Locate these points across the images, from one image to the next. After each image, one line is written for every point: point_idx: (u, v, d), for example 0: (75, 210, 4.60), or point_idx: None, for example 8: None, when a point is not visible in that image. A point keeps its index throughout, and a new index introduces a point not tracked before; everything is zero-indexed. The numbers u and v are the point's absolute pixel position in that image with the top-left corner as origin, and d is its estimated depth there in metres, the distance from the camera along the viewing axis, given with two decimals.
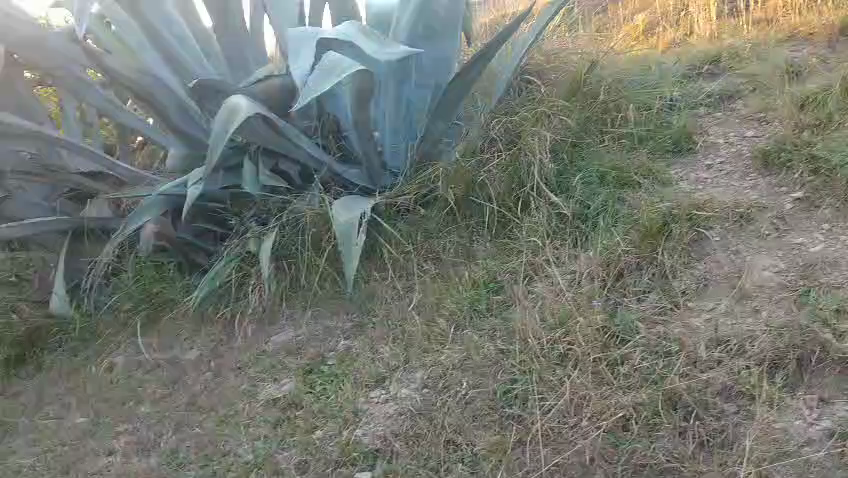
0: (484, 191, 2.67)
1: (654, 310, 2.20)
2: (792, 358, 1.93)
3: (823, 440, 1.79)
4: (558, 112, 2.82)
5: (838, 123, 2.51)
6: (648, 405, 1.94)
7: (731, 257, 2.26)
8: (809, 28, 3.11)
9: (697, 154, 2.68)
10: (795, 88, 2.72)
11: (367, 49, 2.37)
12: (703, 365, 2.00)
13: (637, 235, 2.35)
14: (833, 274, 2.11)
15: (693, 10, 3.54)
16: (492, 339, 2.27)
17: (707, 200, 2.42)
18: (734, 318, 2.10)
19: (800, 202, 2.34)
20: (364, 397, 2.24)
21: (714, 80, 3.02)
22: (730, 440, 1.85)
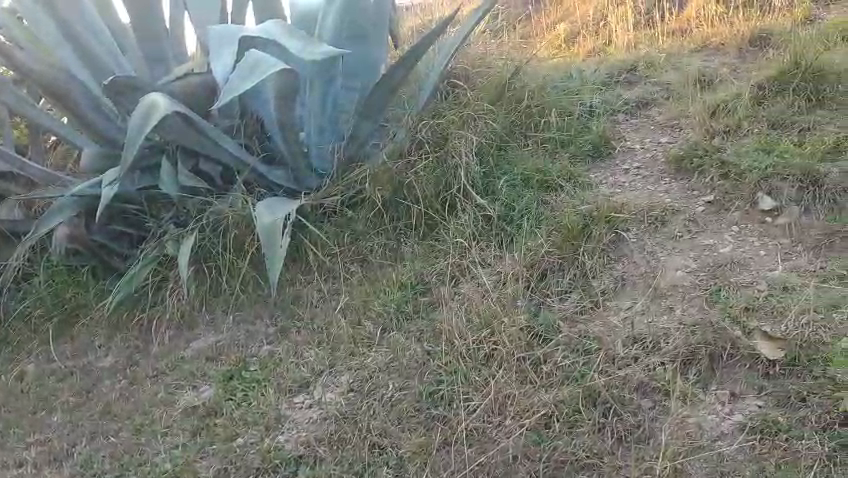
0: (411, 193, 2.67)
1: (575, 309, 2.26)
2: (704, 354, 2.01)
3: (734, 434, 1.86)
4: (484, 115, 2.85)
5: (745, 130, 2.63)
6: (569, 402, 1.98)
7: (647, 257, 2.34)
8: (721, 38, 3.25)
9: (615, 159, 2.77)
10: (707, 96, 2.84)
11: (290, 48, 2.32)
12: (621, 363, 2.06)
13: (559, 237, 2.41)
14: (743, 274, 2.20)
15: (611, 20, 3.65)
16: (418, 341, 2.28)
17: (625, 202, 2.50)
18: (650, 316, 2.17)
19: (711, 204, 2.44)
20: (287, 402, 2.21)
21: (632, 87, 3.12)
22: (646, 435, 1.91)
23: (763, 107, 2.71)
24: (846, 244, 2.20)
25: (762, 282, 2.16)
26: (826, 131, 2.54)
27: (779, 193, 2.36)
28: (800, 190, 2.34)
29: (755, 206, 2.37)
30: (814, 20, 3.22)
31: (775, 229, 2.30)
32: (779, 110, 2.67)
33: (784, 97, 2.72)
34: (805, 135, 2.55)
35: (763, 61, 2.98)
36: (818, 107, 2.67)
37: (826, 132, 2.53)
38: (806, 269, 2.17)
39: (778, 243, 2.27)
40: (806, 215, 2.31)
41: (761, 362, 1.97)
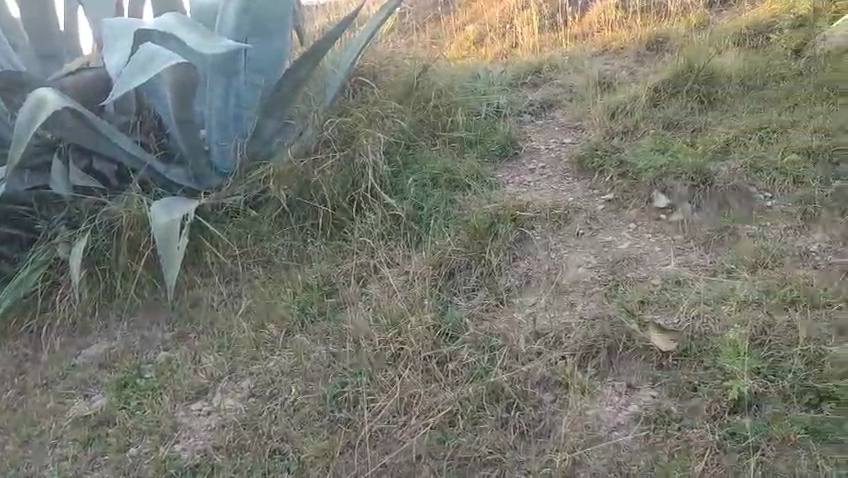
0: (317, 192, 2.63)
1: (481, 307, 2.27)
2: (603, 348, 2.05)
3: (630, 424, 1.89)
4: (392, 114, 2.85)
5: (642, 131, 2.73)
6: (473, 399, 1.99)
7: (550, 255, 2.39)
8: (620, 42, 3.36)
9: (521, 158, 2.82)
10: (607, 98, 2.93)
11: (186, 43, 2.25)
12: (524, 358, 2.08)
13: (466, 235, 2.43)
14: (639, 269, 2.28)
15: (517, 23, 3.73)
16: (323, 343, 2.24)
17: (529, 201, 2.55)
18: (553, 311, 2.22)
19: (611, 203, 2.52)
20: (185, 409, 2.13)
21: (537, 88, 3.19)
22: (548, 428, 1.93)
23: (659, 109, 2.82)
24: (734, 239, 2.28)
25: (657, 277, 2.23)
26: (716, 132, 2.64)
27: (672, 191, 2.45)
28: (691, 189, 2.43)
29: (650, 203, 2.46)
30: (706, 26, 3.36)
31: (668, 226, 2.39)
32: (673, 111, 2.78)
33: (679, 98, 2.84)
34: (697, 135, 2.65)
35: (659, 65, 3.10)
36: (708, 108, 2.79)
37: (716, 133, 2.63)
38: (698, 263, 2.25)
39: (672, 239, 2.35)
40: (697, 213, 2.40)
41: (655, 353, 2.02)
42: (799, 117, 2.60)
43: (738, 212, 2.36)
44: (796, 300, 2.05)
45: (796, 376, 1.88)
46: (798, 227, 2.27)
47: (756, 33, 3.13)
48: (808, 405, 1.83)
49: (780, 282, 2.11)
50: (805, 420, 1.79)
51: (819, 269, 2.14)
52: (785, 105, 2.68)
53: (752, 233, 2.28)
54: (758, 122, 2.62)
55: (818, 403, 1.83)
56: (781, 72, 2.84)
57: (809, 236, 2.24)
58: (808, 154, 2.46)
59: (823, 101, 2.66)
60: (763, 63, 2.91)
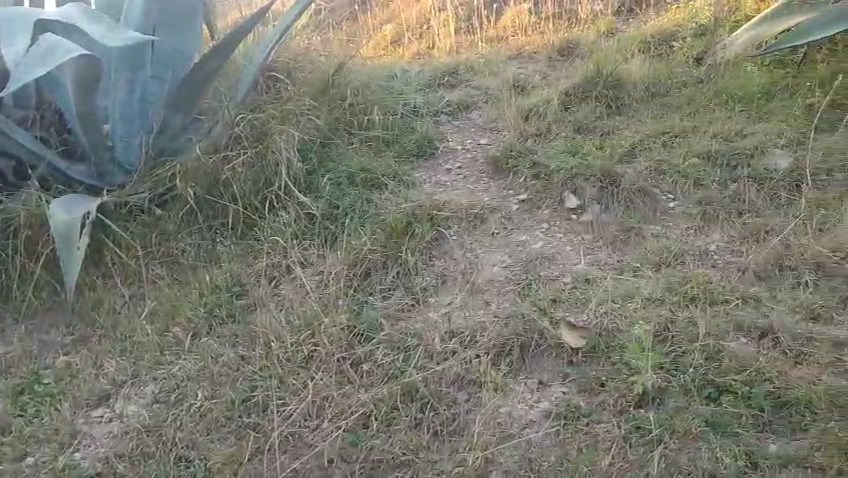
0: (228, 191, 2.56)
1: (397, 307, 2.26)
2: (517, 345, 2.08)
3: (541, 421, 1.92)
4: (307, 111, 2.82)
5: (554, 133, 2.79)
6: (387, 400, 1.98)
7: (466, 254, 2.40)
8: (534, 46, 3.43)
9: (438, 158, 2.83)
10: (521, 101, 2.99)
11: (95, 34, 2.12)
12: (439, 357, 2.09)
13: (383, 234, 2.42)
14: (551, 268, 2.32)
15: (434, 25, 3.74)
16: (233, 346, 2.18)
17: (445, 201, 2.55)
18: (468, 310, 2.23)
19: (524, 203, 2.56)
20: (85, 416, 2.03)
21: (453, 89, 3.21)
22: (461, 427, 1.94)
23: (571, 112, 2.90)
24: (639, 240, 2.36)
25: (568, 275, 2.28)
26: (624, 135, 2.72)
27: (583, 191, 2.51)
28: (601, 190, 2.50)
29: (562, 204, 2.52)
30: (614, 33, 3.47)
31: (579, 225, 2.45)
32: (584, 115, 2.86)
33: (588, 102, 2.93)
34: (606, 138, 2.74)
35: (570, 69, 3.18)
36: (616, 112, 2.88)
37: (623, 136, 2.72)
38: (606, 262, 2.31)
39: (581, 238, 2.41)
40: (606, 213, 2.47)
41: (566, 351, 2.06)
42: (700, 122, 2.70)
43: (643, 212, 2.44)
44: (696, 298, 2.12)
45: (696, 372, 1.93)
46: (699, 227, 2.36)
47: (661, 42, 3.25)
48: (708, 400, 1.88)
49: (681, 280, 2.18)
50: (705, 413, 1.84)
51: (718, 267, 2.22)
52: (688, 109, 2.79)
53: (656, 233, 2.37)
54: (662, 127, 2.72)
55: (718, 398, 1.88)
56: (683, 79, 2.96)
57: (708, 237, 2.32)
58: (708, 158, 2.55)
59: (722, 106, 2.76)
60: (667, 69, 3.02)
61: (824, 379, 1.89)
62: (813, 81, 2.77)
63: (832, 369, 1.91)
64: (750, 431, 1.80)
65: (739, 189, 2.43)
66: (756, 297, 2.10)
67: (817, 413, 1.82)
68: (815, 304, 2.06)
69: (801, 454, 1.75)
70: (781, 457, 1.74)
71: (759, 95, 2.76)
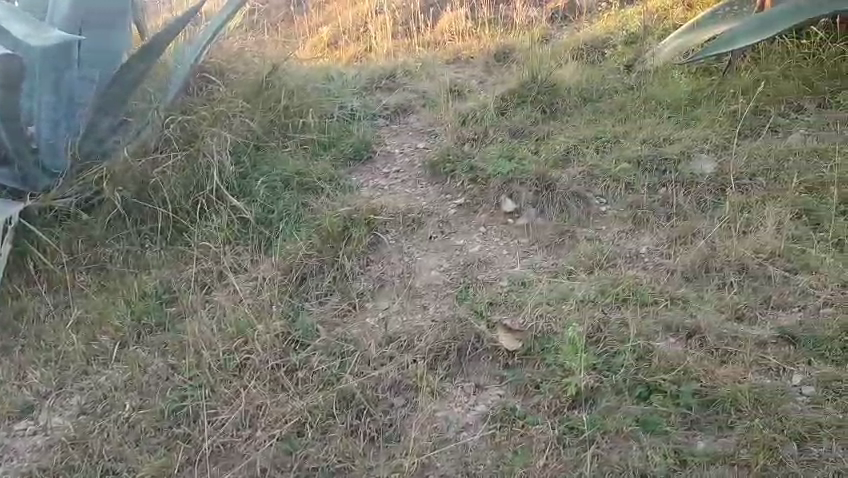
0: (158, 194, 2.51)
1: (335, 312, 2.24)
2: (454, 349, 2.09)
3: (478, 424, 1.93)
4: (240, 113, 2.79)
5: (491, 138, 2.81)
6: (322, 408, 1.96)
7: (403, 258, 2.40)
8: (470, 51, 3.46)
9: (375, 162, 2.82)
10: (457, 106, 3.01)
11: (18, 33, 2.04)
12: (376, 363, 2.07)
13: (319, 238, 2.40)
14: (488, 271, 2.34)
15: (371, 28, 3.73)
16: (163, 355, 2.12)
17: (383, 205, 2.54)
18: (406, 314, 2.22)
19: (462, 207, 2.57)
20: (6, 430, 1.96)
21: (391, 92, 3.21)
22: (398, 433, 1.93)
23: (507, 117, 2.93)
24: (573, 242, 2.40)
25: (505, 278, 2.30)
26: (558, 140, 2.77)
27: (518, 196, 2.54)
28: (536, 194, 2.54)
29: (499, 208, 2.54)
30: (548, 40, 3.52)
31: (515, 229, 2.47)
32: (519, 119, 2.90)
33: (524, 107, 2.97)
34: (541, 143, 2.78)
35: (506, 75, 3.22)
36: (550, 117, 2.93)
37: (557, 141, 2.76)
38: (542, 265, 2.34)
39: (518, 242, 2.44)
40: (541, 217, 2.50)
41: (502, 353, 2.08)
42: (631, 128, 2.77)
43: (576, 216, 2.48)
44: (627, 300, 2.16)
45: (627, 372, 1.97)
46: (630, 230, 2.41)
47: (593, 48, 3.32)
48: (639, 399, 1.91)
49: (613, 281, 2.22)
50: (636, 412, 1.87)
51: (647, 269, 2.27)
52: (619, 115, 2.86)
53: (588, 236, 2.42)
54: (595, 132, 2.78)
55: (647, 397, 1.92)
56: (614, 86, 3.03)
57: (638, 240, 2.38)
58: (638, 163, 2.61)
59: (650, 113, 2.84)
60: (599, 76, 3.09)
61: (748, 378, 1.92)
62: (736, 88, 2.83)
63: (755, 368, 1.95)
64: (678, 428, 1.84)
65: (667, 194, 2.49)
66: (684, 298, 2.15)
67: (742, 411, 1.85)
68: (739, 303, 2.11)
69: (727, 451, 1.77)
70: (709, 454, 1.77)
71: (686, 101, 2.84)
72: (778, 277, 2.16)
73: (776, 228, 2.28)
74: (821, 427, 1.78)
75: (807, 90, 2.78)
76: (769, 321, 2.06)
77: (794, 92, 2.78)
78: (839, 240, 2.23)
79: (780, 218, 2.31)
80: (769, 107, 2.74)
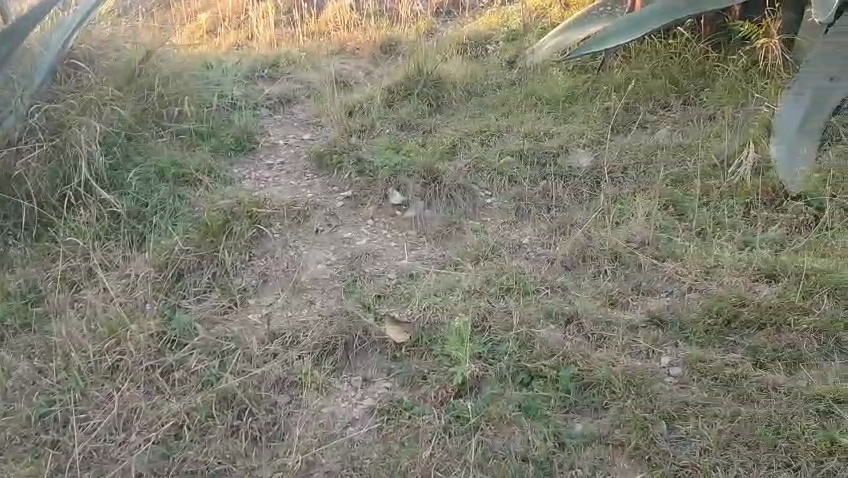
0: (22, 188, 2.38)
1: (214, 309, 2.15)
2: (340, 344, 2.05)
3: (365, 417, 1.91)
4: (110, 101, 2.63)
5: (377, 130, 2.81)
6: (202, 409, 1.88)
7: (289, 252, 2.33)
8: (356, 42, 3.42)
9: (259, 153, 2.73)
10: (343, 97, 2.98)
11: None
12: (259, 360, 2.01)
13: (197, 234, 2.31)
14: (376, 264, 2.31)
15: (252, 16, 3.62)
16: (28, 358, 2.01)
17: (265, 197, 2.47)
18: (291, 310, 2.16)
19: (349, 199, 2.54)
20: None
21: (274, 82, 3.13)
22: (282, 431, 1.88)
23: (393, 109, 2.93)
24: (459, 233, 2.43)
25: (393, 271, 2.29)
26: (444, 133, 2.80)
27: (406, 188, 2.54)
28: (424, 186, 2.54)
29: (386, 200, 2.53)
30: (434, 33, 3.55)
31: (403, 222, 2.47)
32: (406, 112, 2.91)
33: (411, 99, 2.98)
34: (427, 137, 2.80)
35: (392, 67, 3.22)
36: (437, 111, 2.95)
37: (444, 134, 2.79)
38: (429, 257, 2.35)
39: (406, 234, 2.44)
40: (429, 209, 2.51)
41: (389, 346, 2.06)
42: (513, 121, 2.84)
43: (463, 208, 2.51)
44: (511, 289, 2.21)
45: (510, 359, 2.01)
46: (513, 222, 2.47)
47: (477, 43, 3.38)
48: (521, 385, 1.97)
49: (497, 272, 2.26)
50: (518, 398, 1.92)
51: (530, 259, 2.34)
52: (503, 110, 2.92)
53: (474, 227, 2.45)
54: (480, 126, 2.82)
55: (529, 383, 1.97)
56: (498, 81, 3.10)
57: (521, 231, 2.44)
58: (521, 156, 2.68)
59: (532, 108, 2.92)
60: (483, 71, 3.15)
61: (621, 361, 2.00)
62: (608, 86, 2.96)
63: (628, 351, 2.04)
64: (557, 412, 1.90)
65: (547, 186, 2.57)
66: (563, 286, 2.23)
67: (615, 392, 1.92)
68: (613, 291, 2.20)
69: (603, 433, 1.85)
70: (586, 436, 1.84)
71: (565, 97, 2.94)
72: (647, 265, 2.26)
73: (646, 218, 2.40)
74: (687, 407, 1.88)
75: (673, 88, 2.92)
76: (640, 306, 2.16)
77: (661, 90, 2.91)
78: (702, 229, 2.36)
79: (649, 209, 2.42)
80: (639, 104, 2.87)
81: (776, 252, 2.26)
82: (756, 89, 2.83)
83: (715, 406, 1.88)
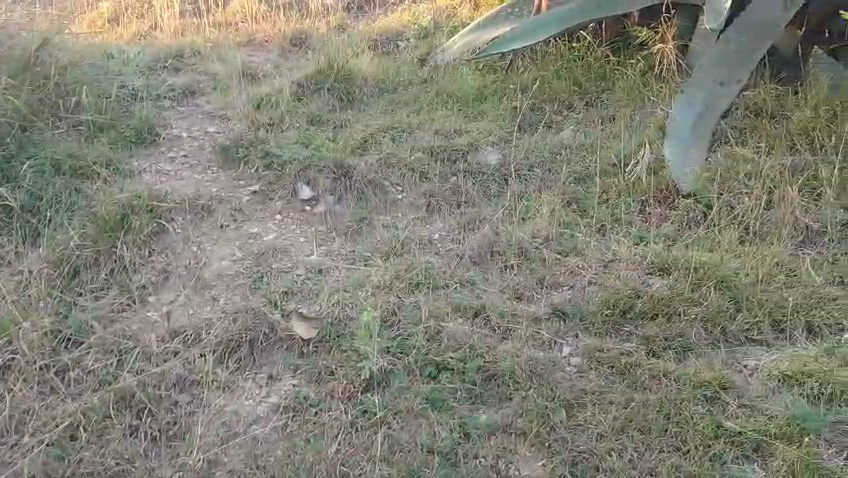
0: None
1: (111, 307, 2.09)
2: (244, 341, 2.02)
3: (269, 415, 1.88)
4: (3, 91, 2.51)
5: (286, 124, 2.78)
6: (98, 408, 1.83)
7: (191, 248, 2.28)
8: (264, 34, 3.38)
9: (161, 146, 2.65)
10: (251, 90, 2.94)
11: None
12: (158, 358, 1.96)
13: (94, 228, 2.23)
14: (284, 260, 2.29)
15: (156, 5, 3.52)
16: None
17: (166, 192, 2.41)
18: (194, 307, 2.11)
19: (256, 194, 2.50)
20: None
21: (178, 74, 3.06)
22: (183, 430, 1.83)
23: (303, 103, 2.92)
24: (369, 229, 2.42)
25: (300, 267, 2.26)
26: (354, 129, 2.80)
27: (315, 183, 2.53)
28: (333, 182, 2.54)
29: (295, 196, 2.50)
30: (345, 28, 3.53)
31: (312, 217, 2.45)
32: (316, 107, 2.90)
33: (321, 95, 2.97)
34: (337, 132, 2.79)
35: (300, 61, 3.19)
36: (347, 106, 2.95)
37: (355, 130, 2.79)
38: (338, 253, 2.33)
39: (316, 230, 2.41)
40: (339, 204, 2.50)
41: (297, 342, 2.04)
42: (424, 119, 2.87)
43: (374, 204, 2.51)
44: (421, 284, 2.23)
45: (419, 352, 2.03)
46: (423, 217, 2.49)
47: (387, 40, 3.41)
48: (429, 378, 1.99)
49: (407, 267, 2.28)
50: (425, 391, 1.94)
51: (439, 254, 2.36)
52: (414, 107, 2.95)
53: (384, 223, 2.45)
54: (390, 123, 2.84)
55: (437, 376, 1.99)
56: (410, 77, 3.12)
57: (431, 227, 2.46)
58: (431, 153, 2.71)
59: (442, 105, 2.96)
60: (394, 68, 3.16)
61: (524, 353, 2.06)
62: (515, 85, 3.03)
63: (531, 342, 2.10)
64: (463, 403, 1.94)
65: (457, 183, 2.61)
66: (471, 281, 2.27)
67: (518, 382, 1.98)
68: (519, 285, 2.26)
69: (505, 422, 1.89)
70: (490, 425, 1.88)
71: (474, 96, 3.00)
72: (550, 259, 2.34)
73: (550, 215, 2.47)
74: (585, 394, 1.95)
75: (576, 90, 3.02)
76: (543, 300, 2.23)
77: (565, 92, 3.01)
78: (601, 225, 2.45)
79: (553, 206, 2.49)
80: (544, 104, 2.96)
81: (668, 247, 2.36)
82: (652, 92, 2.95)
83: (611, 393, 1.96)
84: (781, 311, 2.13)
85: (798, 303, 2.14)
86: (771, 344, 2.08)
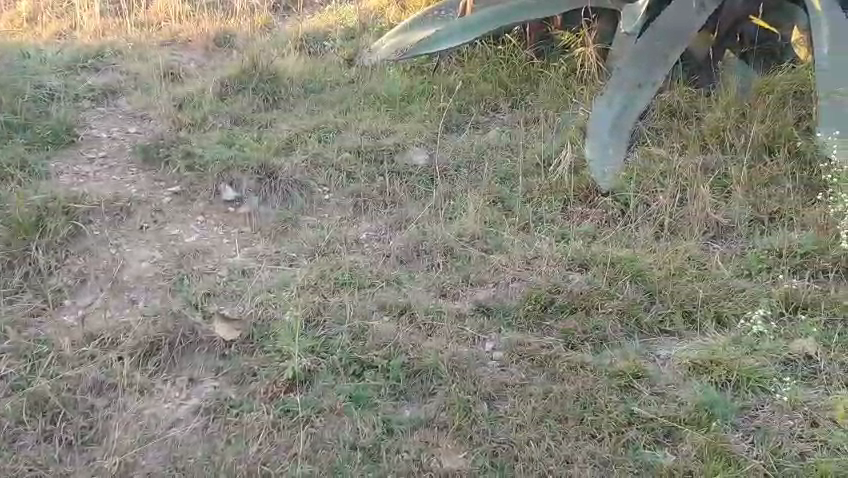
0: None
1: (25, 311, 2.06)
2: (164, 344, 2.00)
3: (189, 417, 1.87)
4: None
5: (209, 125, 2.77)
6: (11, 414, 1.81)
7: (109, 250, 2.25)
8: (188, 34, 3.35)
9: (79, 147, 2.61)
10: (173, 91, 2.92)
11: None
12: (74, 362, 1.94)
13: (7, 232, 2.20)
14: (206, 261, 2.27)
15: (76, 5, 3.45)
16: None
17: (84, 193, 2.38)
18: (111, 311, 2.09)
19: (177, 195, 2.48)
20: None
21: (98, 73, 3.01)
22: (99, 434, 1.81)
23: (226, 103, 2.91)
24: (295, 230, 2.43)
25: (223, 269, 2.25)
26: (279, 130, 2.81)
27: (239, 184, 2.53)
28: (258, 182, 2.54)
29: (218, 196, 2.50)
30: (271, 28, 3.52)
31: (236, 218, 2.45)
32: (241, 108, 2.89)
33: (245, 95, 2.97)
34: (263, 132, 2.79)
35: (225, 61, 3.18)
36: (273, 107, 2.95)
37: (280, 130, 2.80)
38: (262, 254, 2.33)
39: (240, 231, 2.41)
40: (264, 205, 2.50)
41: (218, 344, 2.03)
42: (351, 119, 2.90)
43: (300, 204, 2.52)
44: (347, 284, 2.25)
45: (343, 351, 2.04)
46: (350, 217, 2.51)
47: (314, 40, 3.41)
48: (353, 376, 2.00)
49: (333, 267, 2.29)
50: (349, 389, 1.96)
51: (366, 254, 2.38)
52: (341, 107, 2.96)
53: (310, 223, 2.46)
54: (317, 123, 2.86)
55: (361, 373, 2.01)
56: (337, 78, 3.14)
57: (358, 226, 2.48)
58: (358, 153, 2.74)
59: (369, 106, 2.99)
60: (321, 68, 3.17)
61: (448, 348, 2.09)
62: (442, 87, 3.09)
63: (456, 338, 2.13)
64: (387, 400, 1.96)
65: (383, 183, 2.63)
66: (397, 280, 2.29)
67: (442, 378, 2.01)
68: (444, 282, 2.30)
69: (428, 417, 1.92)
70: (412, 421, 1.91)
71: (402, 97, 3.04)
72: (476, 257, 2.38)
73: (476, 213, 2.52)
74: (506, 387, 2.00)
75: (503, 92, 3.09)
76: (468, 296, 2.27)
77: (491, 94, 3.07)
78: (525, 224, 2.51)
79: (477, 204, 2.55)
80: (471, 106, 3.02)
81: (588, 243, 2.44)
82: (574, 94, 3.04)
83: (531, 385, 2.01)
84: (691, 302, 2.22)
85: (708, 295, 2.24)
86: (683, 335, 2.17)
